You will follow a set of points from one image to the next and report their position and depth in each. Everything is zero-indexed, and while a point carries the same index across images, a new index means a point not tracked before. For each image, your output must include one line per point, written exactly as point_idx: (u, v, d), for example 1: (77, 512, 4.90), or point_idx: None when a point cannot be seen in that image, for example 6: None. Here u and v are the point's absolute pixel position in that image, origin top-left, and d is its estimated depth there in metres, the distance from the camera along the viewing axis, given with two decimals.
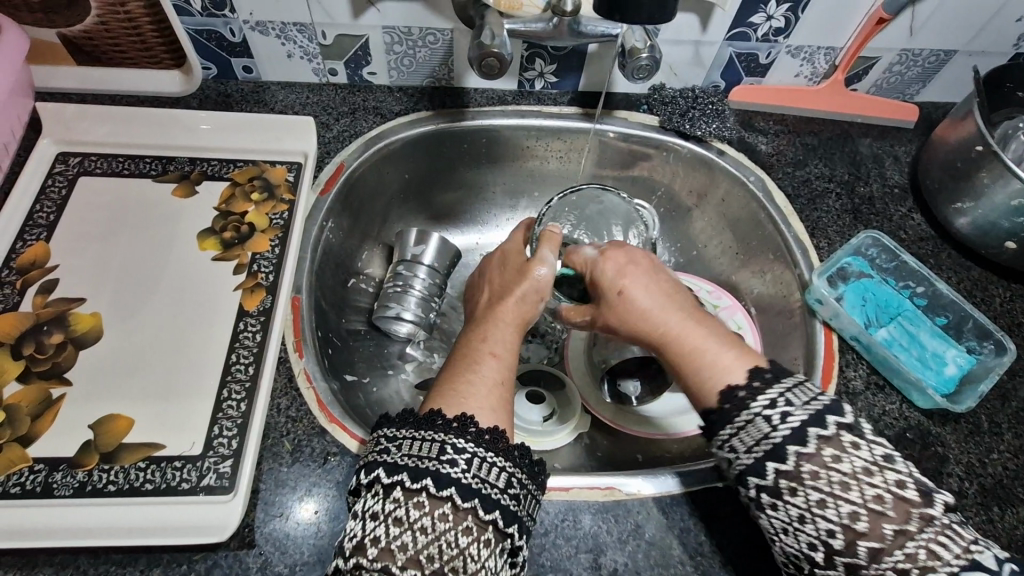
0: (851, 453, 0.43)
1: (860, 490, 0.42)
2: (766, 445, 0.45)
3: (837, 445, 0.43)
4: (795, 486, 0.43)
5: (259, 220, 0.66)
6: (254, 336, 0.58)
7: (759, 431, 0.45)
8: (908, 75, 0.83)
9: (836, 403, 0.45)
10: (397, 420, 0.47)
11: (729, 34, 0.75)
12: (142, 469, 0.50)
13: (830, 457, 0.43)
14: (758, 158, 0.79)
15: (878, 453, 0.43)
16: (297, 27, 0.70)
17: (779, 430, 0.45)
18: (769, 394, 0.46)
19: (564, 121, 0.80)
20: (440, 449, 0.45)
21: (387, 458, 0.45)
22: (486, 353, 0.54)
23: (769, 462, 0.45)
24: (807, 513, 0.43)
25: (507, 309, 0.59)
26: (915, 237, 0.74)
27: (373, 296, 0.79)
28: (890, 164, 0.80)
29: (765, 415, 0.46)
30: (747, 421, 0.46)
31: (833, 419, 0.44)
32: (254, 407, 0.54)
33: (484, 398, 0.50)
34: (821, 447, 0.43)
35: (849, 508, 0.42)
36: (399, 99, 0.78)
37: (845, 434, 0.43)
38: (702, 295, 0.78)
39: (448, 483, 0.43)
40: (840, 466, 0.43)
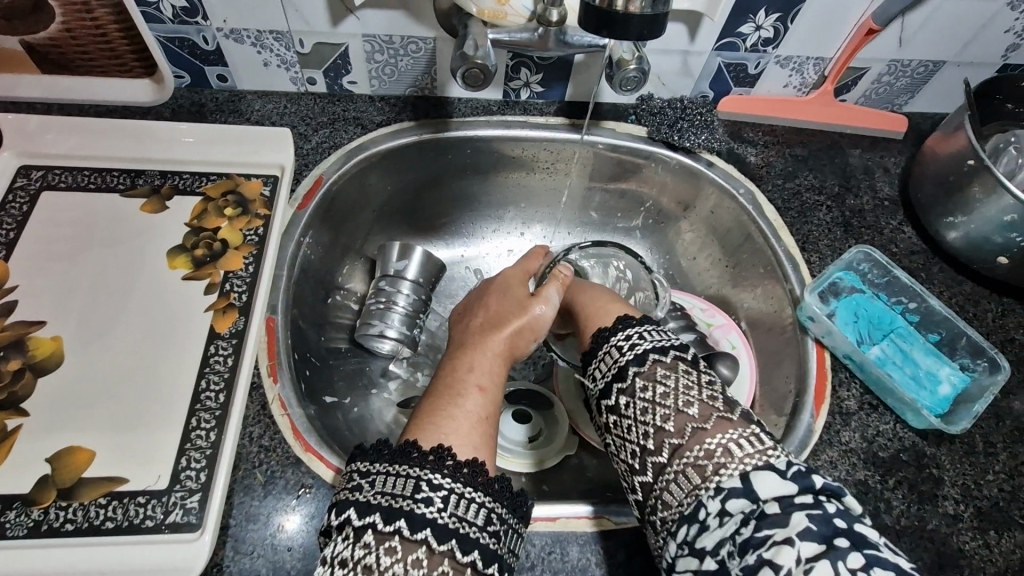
0: (683, 372, 0.47)
1: (675, 398, 0.46)
2: (617, 368, 0.49)
3: (671, 367, 0.48)
4: (629, 398, 0.48)
5: (233, 237, 0.63)
6: (225, 360, 0.55)
7: (612, 358, 0.50)
8: (897, 86, 0.82)
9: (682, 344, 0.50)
10: (370, 453, 0.45)
11: (718, 44, 0.73)
12: (103, 506, 0.47)
13: (663, 375, 0.47)
14: (748, 170, 0.78)
15: (705, 377, 0.48)
16: (273, 35, 0.68)
17: (627, 356, 0.49)
18: (626, 331, 0.51)
19: (549, 132, 0.78)
20: (415, 486, 0.42)
21: (360, 496, 0.43)
22: (475, 389, 0.52)
23: (615, 383, 0.49)
24: (636, 423, 0.47)
25: (495, 340, 0.57)
26: (907, 250, 0.73)
27: (355, 313, 0.77)
28: (880, 175, 0.79)
29: (621, 347, 0.50)
30: (607, 352, 0.51)
31: (675, 351, 0.49)
32: (225, 436, 0.51)
33: (470, 437, 0.47)
34: (655, 368, 0.48)
35: (667, 415, 0.45)
36: (381, 109, 0.76)
37: (680, 360, 0.48)
38: (697, 313, 0.76)
39: (423, 524, 0.41)
40: (669, 381, 0.46)
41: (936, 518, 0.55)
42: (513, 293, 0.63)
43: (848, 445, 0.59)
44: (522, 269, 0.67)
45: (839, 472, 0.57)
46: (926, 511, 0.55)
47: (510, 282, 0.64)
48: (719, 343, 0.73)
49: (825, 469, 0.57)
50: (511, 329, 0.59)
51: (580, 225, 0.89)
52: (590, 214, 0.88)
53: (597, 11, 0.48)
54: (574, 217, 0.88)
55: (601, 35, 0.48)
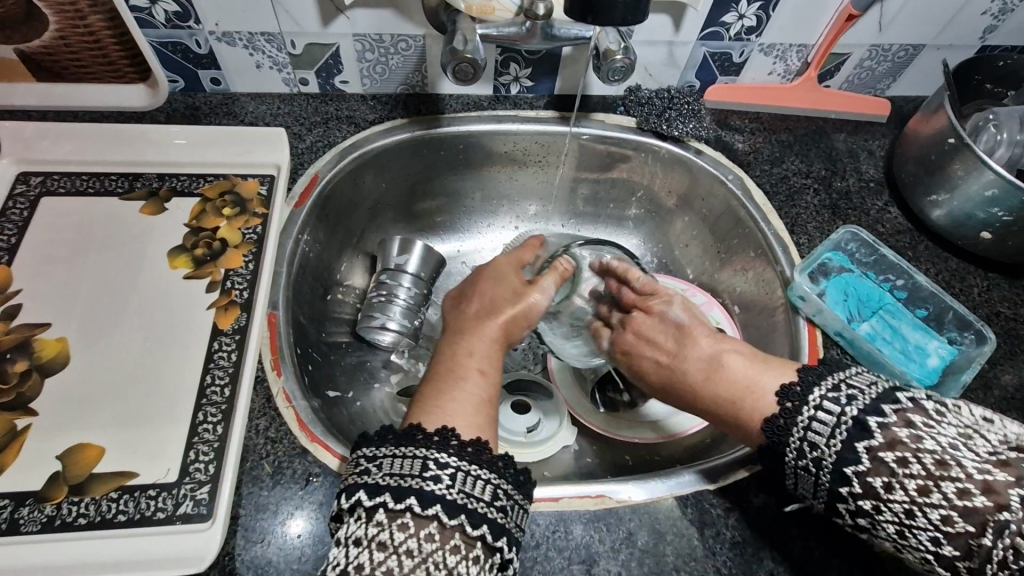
0: (914, 449, 0.41)
1: (926, 513, 0.39)
2: (840, 449, 0.44)
3: (890, 447, 0.42)
4: (877, 503, 0.42)
5: (232, 236, 0.64)
6: (229, 356, 0.56)
7: (820, 441, 0.44)
8: (879, 71, 0.83)
9: (879, 399, 0.44)
10: (376, 438, 0.46)
11: (702, 34, 0.75)
12: (115, 500, 0.48)
13: (889, 460, 0.41)
14: (735, 157, 0.79)
15: (929, 443, 0.41)
16: (265, 37, 0.69)
17: (856, 429, 0.43)
18: (812, 395, 0.46)
19: (540, 125, 0.79)
20: (423, 465, 0.44)
21: (369, 479, 0.44)
22: (476, 372, 0.53)
23: (857, 469, 0.43)
24: (906, 527, 0.40)
25: (490, 326, 0.58)
26: (893, 230, 0.74)
27: (355, 307, 0.78)
28: (865, 158, 0.81)
29: (828, 399, 0.45)
30: (821, 434, 0.45)
31: (878, 420, 0.43)
32: (231, 429, 0.52)
33: (473, 416, 0.49)
34: (886, 446, 0.42)
35: (924, 506, 0.39)
36: (373, 107, 0.77)
37: (891, 433, 0.42)
38: (679, 294, 0.79)
39: (433, 500, 0.42)
40: (905, 472, 0.40)
41: None
42: (506, 282, 0.63)
43: None
44: (516, 258, 0.67)
45: None
46: None
47: (501, 271, 0.65)
48: (704, 319, 0.76)
49: None
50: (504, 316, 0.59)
51: (574, 216, 0.90)
52: (584, 206, 0.89)
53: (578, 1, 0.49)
54: (568, 209, 0.90)
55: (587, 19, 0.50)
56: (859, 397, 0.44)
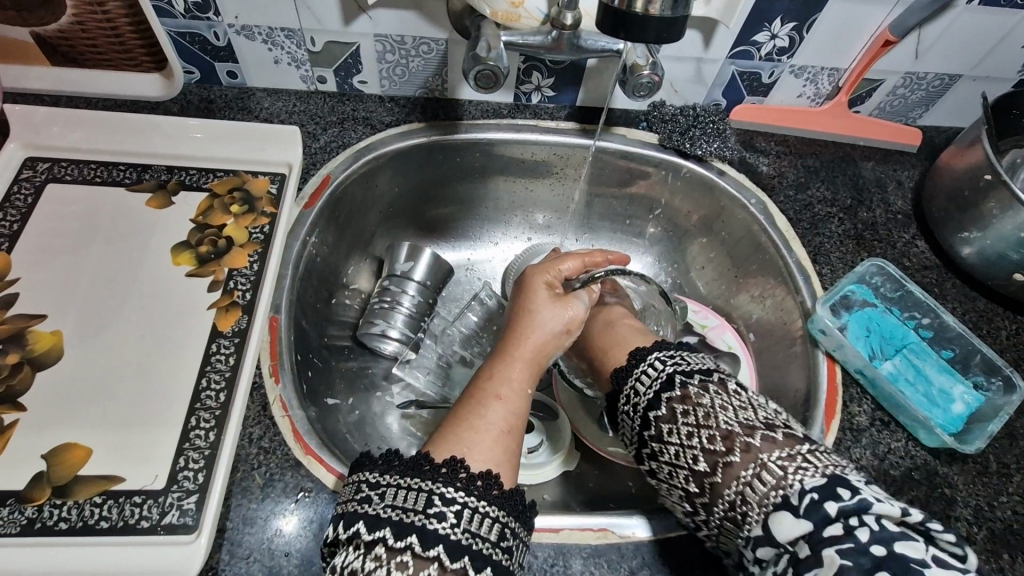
0: (698, 407, 0.48)
1: (716, 439, 0.46)
2: (662, 453, 0.49)
3: (687, 402, 0.48)
4: (705, 478, 0.46)
5: (237, 234, 0.62)
6: (227, 359, 0.54)
7: (649, 443, 0.50)
8: (912, 99, 0.81)
9: (677, 369, 0.51)
10: (381, 465, 0.43)
11: (732, 52, 0.73)
12: (98, 505, 0.46)
13: (687, 429, 0.48)
14: (759, 180, 0.77)
15: (719, 398, 0.48)
16: (284, 33, 0.67)
17: (648, 425, 0.50)
18: (647, 357, 0.53)
19: (560, 137, 0.77)
20: (428, 500, 0.41)
21: (369, 509, 0.41)
22: (492, 395, 0.50)
23: (672, 465, 0.48)
24: (673, 467, 0.48)
25: (523, 344, 0.56)
26: (920, 265, 0.72)
27: (358, 312, 0.76)
28: (893, 189, 0.78)
29: (640, 407, 0.51)
30: (638, 438, 0.51)
31: (677, 377, 0.50)
32: (224, 437, 0.50)
33: (489, 451, 0.46)
34: (680, 418, 0.48)
35: (721, 443, 0.46)
36: (390, 109, 0.75)
37: (687, 387, 0.49)
38: (690, 316, 0.77)
39: (435, 540, 0.40)
40: (700, 432, 0.47)
41: None
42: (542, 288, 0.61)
43: (859, 461, 0.57)
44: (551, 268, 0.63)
45: None
46: None
47: (541, 271, 0.63)
48: (715, 342, 0.74)
49: None
50: (538, 327, 0.57)
51: (588, 231, 0.88)
52: (599, 221, 0.87)
53: (615, 13, 0.46)
54: (583, 223, 0.88)
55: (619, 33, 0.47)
56: (656, 378, 0.51)
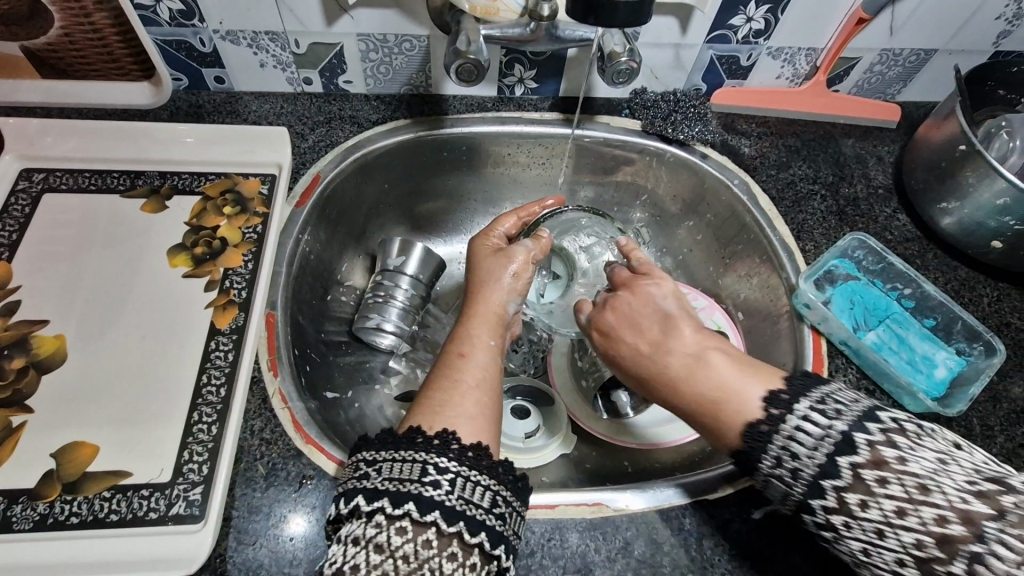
0: (880, 493, 0.38)
1: (897, 536, 0.38)
2: (804, 476, 0.42)
3: (858, 488, 0.39)
4: (847, 520, 0.40)
5: (232, 235, 0.64)
6: (226, 355, 0.56)
7: (788, 466, 0.42)
8: (889, 76, 0.82)
9: (860, 421, 0.41)
10: (376, 442, 0.45)
11: (709, 37, 0.74)
12: (107, 499, 0.48)
13: (856, 502, 0.39)
14: (741, 162, 0.78)
15: (908, 487, 0.38)
16: (269, 36, 0.69)
17: (807, 463, 0.41)
18: (798, 407, 0.43)
19: (545, 128, 0.79)
20: (422, 470, 0.43)
21: (368, 483, 0.43)
22: (457, 355, 0.53)
23: (813, 498, 0.41)
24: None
25: (478, 305, 0.58)
26: (902, 237, 0.73)
27: (354, 307, 0.78)
28: (874, 164, 0.80)
29: (790, 439, 0.42)
30: (779, 453, 0.43)
31: (862, 438, 0.40)
32: (226, 430, 0.51)
33: (463, 405, 0.48)
34: (859, 476, 0.39)
35: (903, 542, 0.38)
36: (376, 107, 0.77)
37: (880, 451, 0.39)
38: None
39: (431, 507, 0.41)
40: (869, 512, 0.39)
41: None
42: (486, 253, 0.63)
43: None
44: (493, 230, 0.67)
45: None
46: None
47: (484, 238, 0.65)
48: (705, 322, 0.75)
49: None
50: (490, 288, 0.59)
51: None
52: None
53: (582, 1, 0.48)
54: None
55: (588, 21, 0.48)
56: (845, 414, 0.41)
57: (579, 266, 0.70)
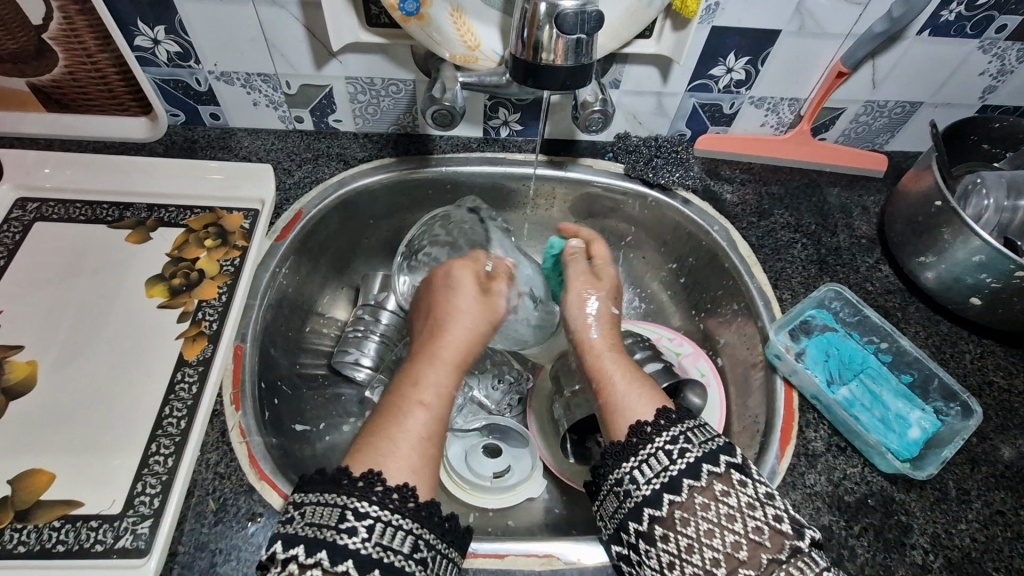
0: (721, 500, 0.46)
1: (723, 536, 0.45)
2: (665, 476, 0.48)
3: (710, 494, 0.46)
4: (668, 532, 0.46)
5: (210, 267, 0.65)
6: (190, 387, 0.57)
7: (658, 464, 0.48)
8: (875, 126, 0.82)
9: (727, 445, 0.49)
10: (304, 485, 0.46)
11: (690, 85, 0.75)
12: (56, 528, 0.48)
13: (701, 504, 0.46)
14: (723, 208, 0.79)
15: (760, 491, 0.47)
16: (261, 77, 0.72)
17: (676, 464, 0.48)
18: (685, 423, 0.51)
19: (528, 169, 0.80)
20: (341, 516, 0.43)
21: (289, 529, 0.43)
22: (418, 403, 0.52)
23: (666, 493, 0.47)
24: (677, 560, 0.45)
25: (445, 345, 0.58)
26: (883, 289, 0.72)
27: (333, 340, 0.78)
28: (858, 214, 0.79)
29: (666, 449, 0.49)
30: (648, 455, 0.49)
31: (725, 458, 0.48)
32: (181, 463, 0.52)
33: (403, 455, 0.48)
34: (713, 483, 0.47)
35: (725, 542, 0.45)
36: (364, 145, 0.79)
37: (733, 471, 0.48)
38: (664, 343, 0.76)
39: (344, 555, 0.41)
40: (710, 513, 0.46)
41: (902, 568, 0.53)
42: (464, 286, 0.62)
43: (813, 488, 0.57)
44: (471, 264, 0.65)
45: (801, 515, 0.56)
46: (892, 560, 0.53)
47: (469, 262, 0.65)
48: (687, 371, 0.73)
49: None
50: (456, 329, 0.59)
51: None
52: None
53: (523, 63, 0.49)
54: None
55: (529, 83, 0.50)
56: (695, 447, 0.48)
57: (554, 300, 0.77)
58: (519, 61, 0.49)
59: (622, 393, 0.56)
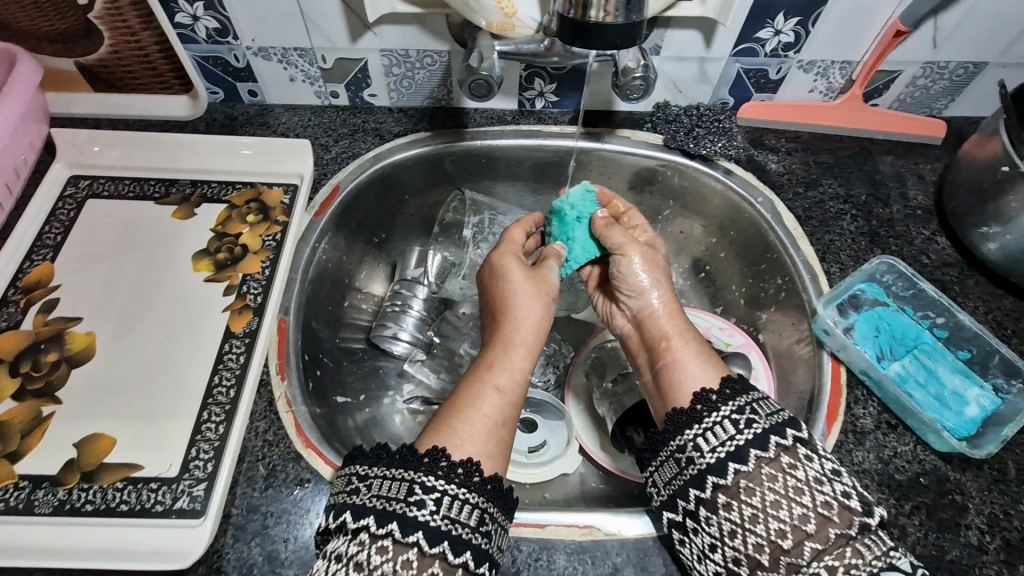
0: (789, 474, 0.45)
1: (790, 508, 0.44)
2: (731, 445, 0.46)
3: (778, 466, 0.45)
4: (732, 501, 0.45)
5: (253, 242, 0.67)
6: (238, 358, 0.58)
7: (723, 433, 0.47)
8: (934, 90, 0.77)
9: (794, 419, 0.48)
10: (370, 457, 0.46)
11: (735, 50, 0.72)
12: (119, 490, 0.51)
13: (768, 476, 0.45)
14: (767, 178, 0.76)
15: (826, 468, 0.46)
16: (298, 52, 0.72)
17: (742, 434, 0.47)
18: (752, 393, 0.50)
19: (565, 141, 0.79)
20: (408, 489, 0.44)
21: (356, 500, 0.44)
22: (494, 388, 0.54)
23: (732, 463, 0.46)
24: (740, 529, 0.45)
25: (514, 324, 0.59)
26: (939, 262, 0.69)
27: (371, 315, 0.81)
28: (912, 184, 0.75)
29: (732, 418, 0.48)
30: (713, 424, 0.48)
31: (792, 431, 0.47)
32: (232, 430, 0.54)
33: (470, 433, 0.49)
34: (780, 455, 0.46)
35: (792, 515, 0.44)
36: (399, 120, 0.79)
37: (801, 444, 0.46)
38: (714, 333, 0.72)
39: (415, 528, 0.42)
40: (777, 485, 0.45)
41: (957, 549, 0.51)
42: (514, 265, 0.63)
43: (861, 465, 0.56)
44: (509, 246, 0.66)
45: None
46: (947, 540, 0.52)
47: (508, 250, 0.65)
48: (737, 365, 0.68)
49: None
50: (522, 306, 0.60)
51: None
52: None
53: (571, 22, 0.47)
54: None
55: (578, 43, 0.48)
56: (765, 418, 0.47)
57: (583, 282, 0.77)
58: (566, 19, 0.47)
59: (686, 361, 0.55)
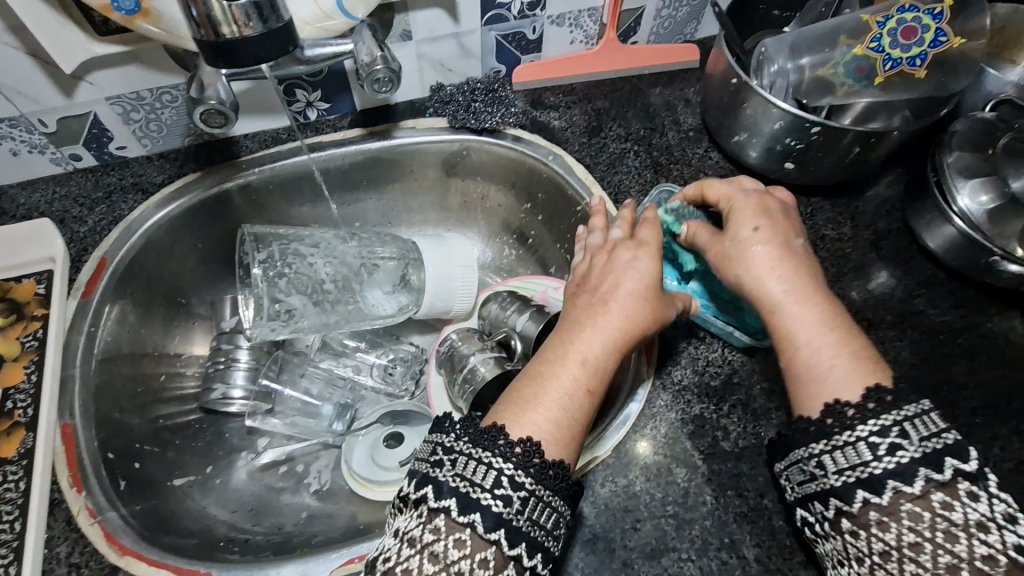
0: (942, 514, 0.39)
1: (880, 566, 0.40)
2: (864, 471, 0.41)
3: (915, 510, 0.40)
4: (857, 529, 0.41)
5: (9, 349, 0.60)
6: (17, 486, 0.53)
7: (854, 457, 0.42)
8: (680, 17, 0.82)
9: (959, 446, 0.41)
10: (466, 436, 0.45)
11: (485, 19, 0.72)
12: None
13: (911, 520, 0.40)
14: (553, 136, 0.78)
15: (995, 509, 0.39)
16: (6, 123, 0.62)
17: (882, 460, 0.41)
18: (916, 403, 0.43)
19: (349, 147, 0.75)
20: (494, 480, 0.43)
21: (439, 476, 0.44)
22: (584, 390, 0.49)
23: (863, 490, 0.41)
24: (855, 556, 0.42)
25: (617, 302, 0.52)
26: (716, 176, 0.74)
27: (196, 380, 0.74)
28: (682, 109, 0.80)
29: (870, 440, 0.42)
30: (847, 443, 0.42)
31: (952, 461, 0.40)
32: (23, 566, 0.50)
33: (540, 428, 0.46)
34: (931, 491, 0.40)
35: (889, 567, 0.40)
36: (161, 166, 0.71)
37: (936, 489, 0.40)
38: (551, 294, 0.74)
39: (493, 522, 0.42)
40: (890, 534, 0.40)
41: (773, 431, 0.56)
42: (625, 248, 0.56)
43: (681, 383, 0.59)
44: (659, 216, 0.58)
45: (674, 412, 0.57)
46: (762, 427, 0.56)
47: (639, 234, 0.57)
48: None
49: (660, 413, 0.58)
50: (621, 289, 0.53)
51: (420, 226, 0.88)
52: (428, 213, 0.87)
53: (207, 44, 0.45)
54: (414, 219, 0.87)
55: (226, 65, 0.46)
56: (908, 446, 0.41)
57: (413, 282, 0.75)
58: (203, 43, 0.45)
59: (812, 365, 0.47)
